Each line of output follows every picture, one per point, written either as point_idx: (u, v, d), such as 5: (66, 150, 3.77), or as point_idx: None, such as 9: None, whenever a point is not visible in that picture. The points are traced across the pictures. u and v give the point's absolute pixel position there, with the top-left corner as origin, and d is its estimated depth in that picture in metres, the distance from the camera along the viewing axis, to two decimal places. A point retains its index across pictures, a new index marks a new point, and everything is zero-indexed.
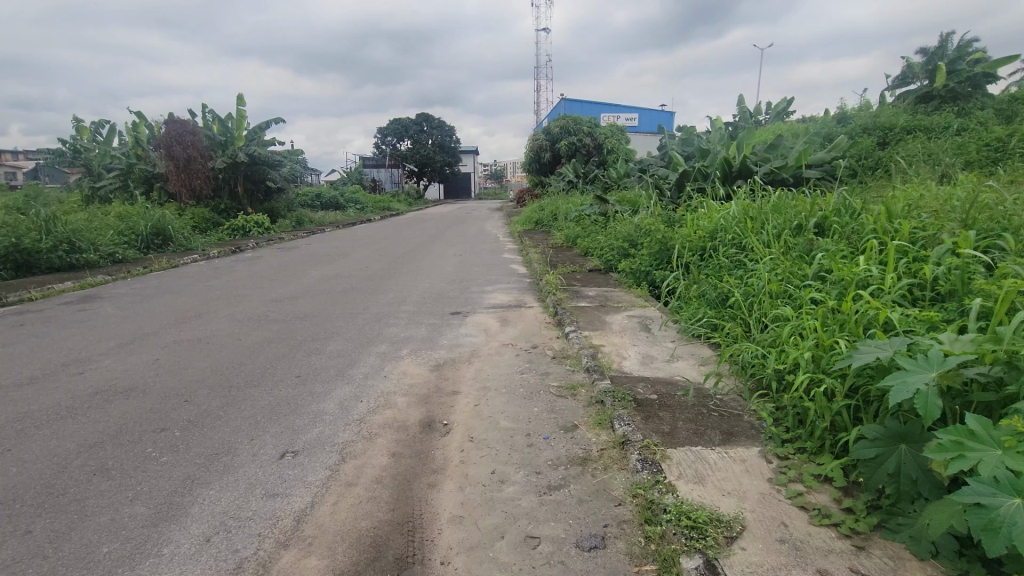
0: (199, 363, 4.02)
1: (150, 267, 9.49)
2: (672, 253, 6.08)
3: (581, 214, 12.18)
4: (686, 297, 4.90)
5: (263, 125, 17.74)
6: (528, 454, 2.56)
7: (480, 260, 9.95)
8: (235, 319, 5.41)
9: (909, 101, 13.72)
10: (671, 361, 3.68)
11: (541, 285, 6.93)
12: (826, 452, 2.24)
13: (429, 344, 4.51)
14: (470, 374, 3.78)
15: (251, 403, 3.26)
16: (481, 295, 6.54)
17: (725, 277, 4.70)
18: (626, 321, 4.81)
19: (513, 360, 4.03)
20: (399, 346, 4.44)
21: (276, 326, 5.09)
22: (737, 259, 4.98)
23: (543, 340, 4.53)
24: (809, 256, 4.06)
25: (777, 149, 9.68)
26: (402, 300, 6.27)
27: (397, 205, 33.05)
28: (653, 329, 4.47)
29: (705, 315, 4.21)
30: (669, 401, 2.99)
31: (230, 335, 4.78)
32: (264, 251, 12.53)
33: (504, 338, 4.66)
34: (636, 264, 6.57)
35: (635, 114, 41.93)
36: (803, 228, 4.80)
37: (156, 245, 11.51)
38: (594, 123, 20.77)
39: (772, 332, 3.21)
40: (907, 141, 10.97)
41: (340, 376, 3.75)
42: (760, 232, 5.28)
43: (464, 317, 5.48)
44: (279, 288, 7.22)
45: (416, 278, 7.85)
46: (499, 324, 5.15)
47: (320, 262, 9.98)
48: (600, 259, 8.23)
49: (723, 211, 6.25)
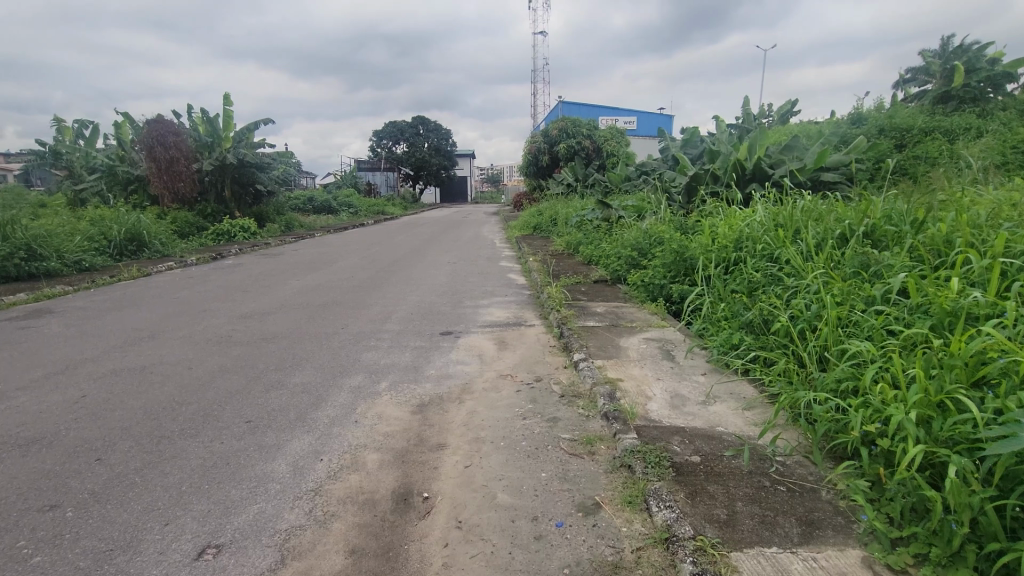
0: (131, 402, 3.30)
1: (118, 276, 8.77)
2: (690, 264, 5.41)
3: (582, 219, 11.50)
4: (714, 318, 4.24)
5: (252, 125, 17.04)
6: (536, 555, 1.87)
7: (475, 269, 9.26)
8: (193, 340, 4.71)
9: (927, 102, 13.12)
10: (709, 405, 2.99)
11: (542, 299, 6.25)
12: (969, 570, 1.58)
13: (413, 375, 3.81)
14: (462, 418, 3.08)
15: (180, 463, 2.56)
16: (476, 311, 5.85)
17: (761, 295, 4.04)
18: (644, 346, 4.11)
19: (513, 399, 3.33)
20: (378, 379, 3.74)
21: (237, 351, 4.38)
22: (772, 274, 4.33)
23: (548, 370, 3.84)
24: (869, 275, 3.43)
25: (793, 151, 9.04)
26: (386, 317, 5.56)
27: (391, 209, 32.37)
28: (678, 358, 3.80)
29: (744, 344, 3.55)
30: (717, 468, 2.30)
31: (181, 363, 4.07)
32: (247, 257, 11.83)
33: (502, 366, 3.96)
34: (647, 276, 5.87)
35: (634, 116, 41.46)
36: (849, 238, 4.17)
37: (130, 251, 10.80)
38: (593, 125, 20.15)
39: (845, 372, 2.56)
40: (927, 143, 10.38)
41: (301, 421, 3.04)
42: (794, 241, 4.64)
43: (456, 339, 4.77)
44: (253, 301, 6.52)
45: (404, 290, 7.16)
46: (496, 349, 4.44)
47: (303, 271, 9.29)
48: (605, 269, 7.56)
49: (747, 217, 5.60)
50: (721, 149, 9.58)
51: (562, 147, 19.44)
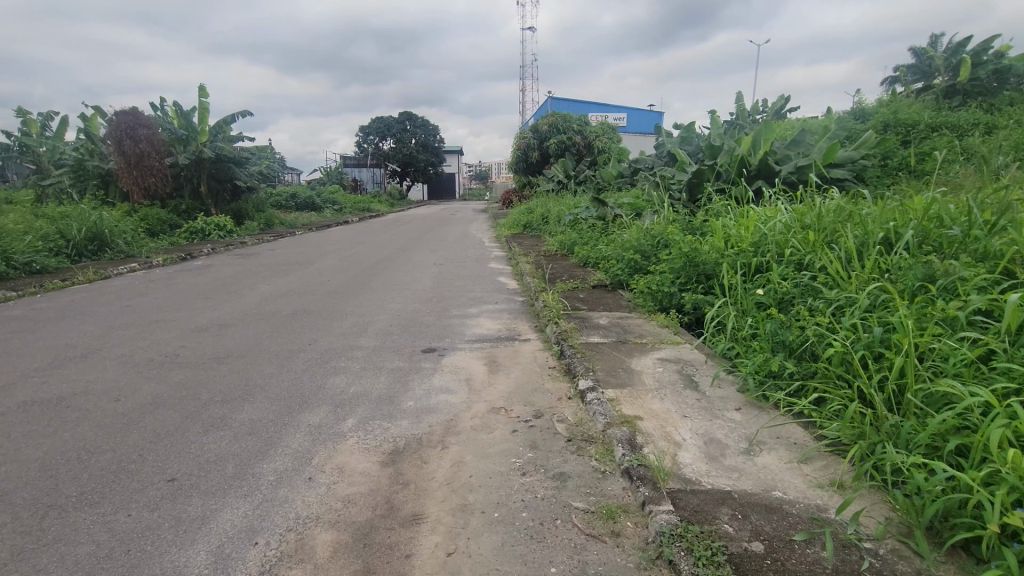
0: (28, 452, 2.63)
1: (73, 279, 8.03)
2: (704, 270, 4.81)
3: (576, 217, 10.88)
4: (741, 337, 3.64)
5: (229, 118, 16.29)
6: None
7: (464, 271, 8.63)
8: (132, 361, 4.03)
9: (931, 96, 12.68)
10: (755, 458, 2.38)
11: (537, 307, 5.63)
12: None
13: (387, 410, 3.15)
14: (444, 474, 2.43)
15: (63, 552, 1.91)
16: (463, 322, 5.21)
17: (798, 309, 3.46)
18: (660, 370, 3.50)
19: (508, 444, 2.69)
20: (344, 415, 3.08)
21: (181, 376, 3.71)
22: (806, 285, 3.75)
23: (550, 403, 3.20)
24: (939, 289, 2.87)
25: (799, 146, 8.47)
26: (361, 330, 4.89)
27: (377, 206, 31.53)
28: (703, 388, 3.18)
29: (787, 373, 2.95)
30: (790, 567, 1.68)
31: (108, 392, 3.40)
32: (218, 258, 11.10)
33: (494, 396, 3.34)
34: (653, 282, 5.25)
35: (624, 112, 40.90)
36: (898, 242, 3.60)
37: (91, 252, 10.02)
38: (584, 120, 19.49)
39: (948, 425, 1.98)
40: (934, 140, 9.92)
41: (238, 480, 2.38)
42: (828, 245, 4.07)
43: (438, 359, 4.13)
44: (214, 310, 5.82)
45: (385, 296, 6.52)
46: (486, 372, 3.80)
47: (277, 273, 8.60)
48: (604, 272, 6.93)
49: (767, 218, 5.03)
50: (722, 144, 9.00)
51: (552, 143, 18.81)
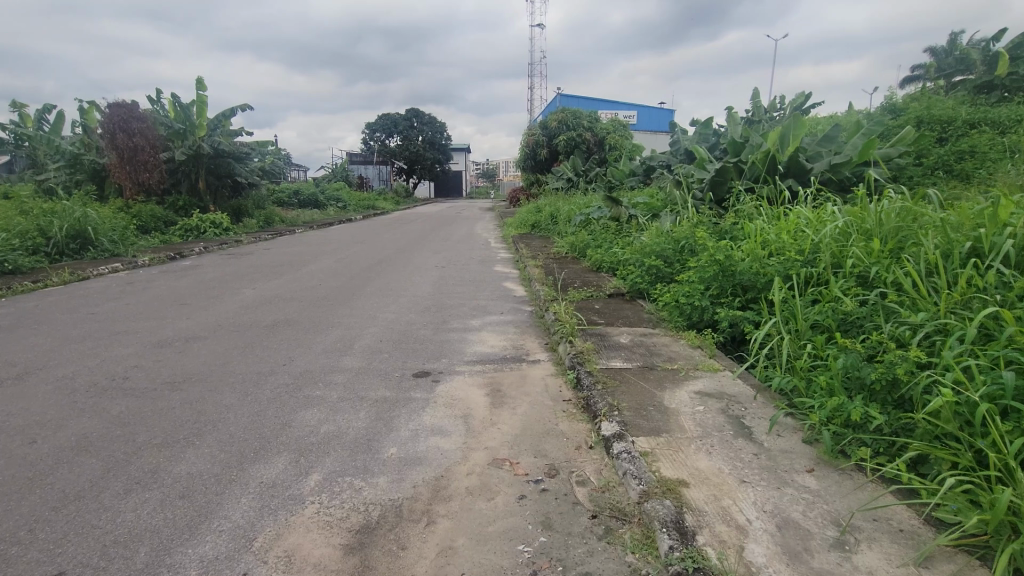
0: None
1: (45, 280, 7.45)
2: (740, 280, 4.15)
3: (588, 217, 10.20)
4: (798, 368, 2.99)
5: (229, 112, 15.77)
6: None
7: (467, 275, 8.00)
8: (71, 386, 3.42)
9: (964, 92, 11.90)
10: (853, 556, 1.72)
11: (547, 320, 4.99)
12: None
13: (362, 461, 2.51)
14: (427, 570, 1.80)
15: None
16: (463, 338, 4.55)
17: (873, 336, 2.81)
18: (701, 410, 2.84)
19: (514, 519, 2.05)
20: (306, 469, 2.44)
21: (122, 408, 3.09)
22: (876, 304, 3.11)
23: (566, 453, 2.56)
24: None
25: (831, 142, 7.75)
26: (345, 348, 4.25)
27: (382, 204, 30.88)
28: (759, 437, 2.52)
29: (872, 424, 2.30)
30: None
31: (25, 431, 2.78)
32: (209, 257, 10.52)
33: (496, 443, 2.70)
34: (680, 293, 4.58)
35: (635, 110, 40.03)
36: (995, 255, 2.96)
37: (72, 251, 9.44)
38: (595, 117, 18.80)
39: None
40: (974, 136, 9.17)
41: None
42: (898, 254, 3.42)
43: (432, 386, 3.48)
44: (187, 320, 5.20)
45: (378, 304, 5.90)
46: (487, 407, 3.15)
47: (266, 276, 7.98)
48: (621, 279, 6.26)
49: (815, 221, 4.37)
50: (746, 139, 8.26)
51: (561, 140, 18.11)
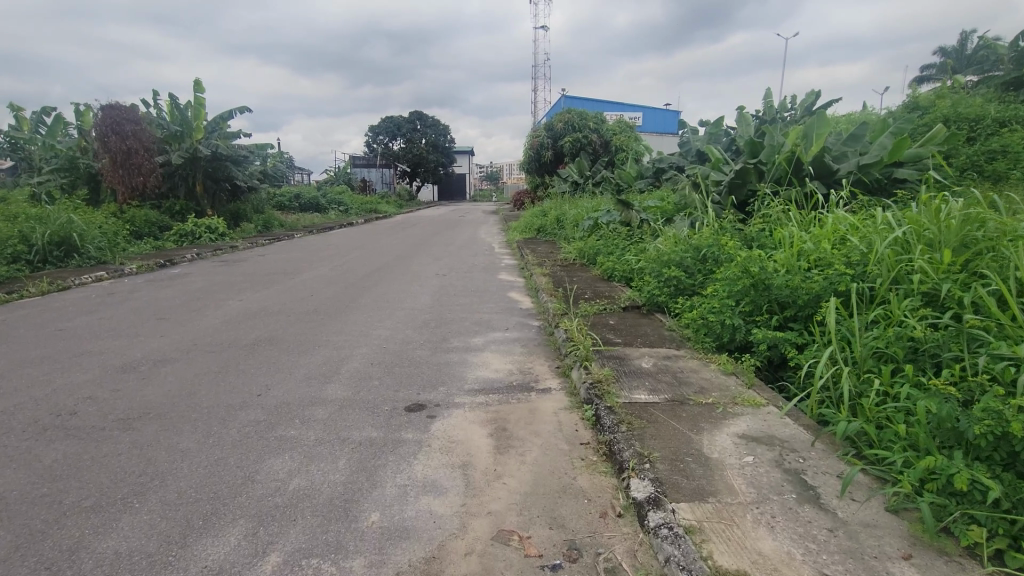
0: None
1: (21, 290, 6.99)
2: (778, 297, 3.64)
3: (597, 221, 9.68)
4: (864, 409, 2.48)
5: (227, 114, 15.36)
6: None
7: (470, 284, 7.53)
8: (7, 425, 2.94)
9: (991, 89, 11.30)
10: None
11: (558, 337, 4.50)
12: None
13: (334, 534, 2.02)
14: None
15: None
16: (464, 361, 4.06)
17: (961, 373, 2.31)
18: (752, 463, 2.32)
19: None
20: (264, 546, 1.95)
21: (57, 455, 2.60)
22: (954, 330, 2.61)
23: (591, 524, 2.06)
24: None
25: (857, 141, 7.22)
26: (331, 373, 3.76)
27: (384, 207, 30.45)
28: (830, 505, 2.01)
29: (986, 496, 1.80)
30: None
31: None
32: (201, 264, 10.06)
33: (501, 506, 2.19)
34: (706, 310, 4.06)
35: (640, 112, 39.53)
36: None
37: (56, 258, 8.99)
38: (601, 117, 18.28)
39: None
40: (1007, 134, 8.61)
41: None
42: (973, 270, 2.92)
43: (427, 423, 2.99)
44: (162, 338, 4.73)
45: (373, 318, 5.41)
46: (490, 452, 2.65)
47: (257, 285, 7.51)
48: (636, 290, 5.75)
49: (861, 229, 3.86)
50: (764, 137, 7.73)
51: (567, 142, 17.60)
